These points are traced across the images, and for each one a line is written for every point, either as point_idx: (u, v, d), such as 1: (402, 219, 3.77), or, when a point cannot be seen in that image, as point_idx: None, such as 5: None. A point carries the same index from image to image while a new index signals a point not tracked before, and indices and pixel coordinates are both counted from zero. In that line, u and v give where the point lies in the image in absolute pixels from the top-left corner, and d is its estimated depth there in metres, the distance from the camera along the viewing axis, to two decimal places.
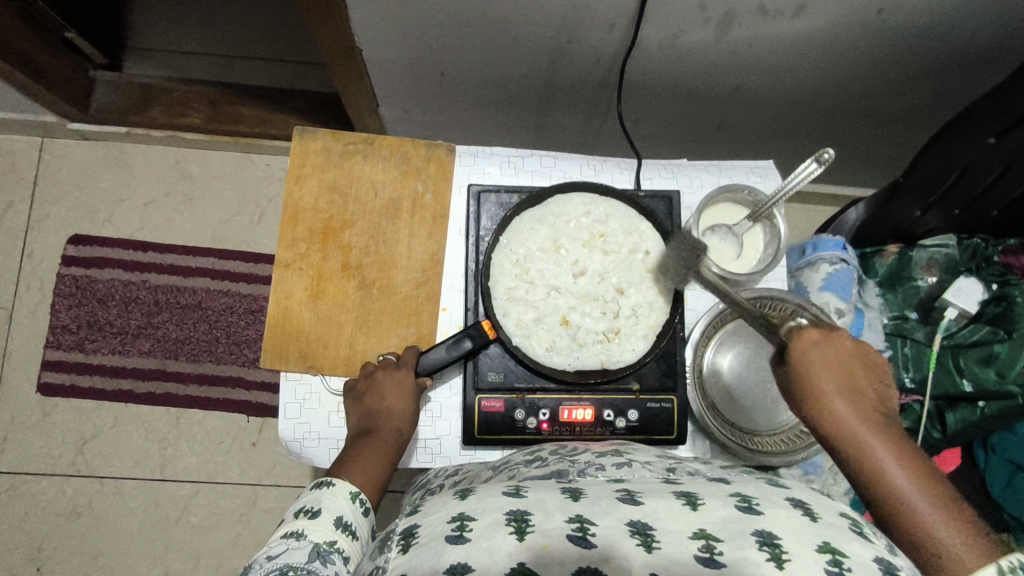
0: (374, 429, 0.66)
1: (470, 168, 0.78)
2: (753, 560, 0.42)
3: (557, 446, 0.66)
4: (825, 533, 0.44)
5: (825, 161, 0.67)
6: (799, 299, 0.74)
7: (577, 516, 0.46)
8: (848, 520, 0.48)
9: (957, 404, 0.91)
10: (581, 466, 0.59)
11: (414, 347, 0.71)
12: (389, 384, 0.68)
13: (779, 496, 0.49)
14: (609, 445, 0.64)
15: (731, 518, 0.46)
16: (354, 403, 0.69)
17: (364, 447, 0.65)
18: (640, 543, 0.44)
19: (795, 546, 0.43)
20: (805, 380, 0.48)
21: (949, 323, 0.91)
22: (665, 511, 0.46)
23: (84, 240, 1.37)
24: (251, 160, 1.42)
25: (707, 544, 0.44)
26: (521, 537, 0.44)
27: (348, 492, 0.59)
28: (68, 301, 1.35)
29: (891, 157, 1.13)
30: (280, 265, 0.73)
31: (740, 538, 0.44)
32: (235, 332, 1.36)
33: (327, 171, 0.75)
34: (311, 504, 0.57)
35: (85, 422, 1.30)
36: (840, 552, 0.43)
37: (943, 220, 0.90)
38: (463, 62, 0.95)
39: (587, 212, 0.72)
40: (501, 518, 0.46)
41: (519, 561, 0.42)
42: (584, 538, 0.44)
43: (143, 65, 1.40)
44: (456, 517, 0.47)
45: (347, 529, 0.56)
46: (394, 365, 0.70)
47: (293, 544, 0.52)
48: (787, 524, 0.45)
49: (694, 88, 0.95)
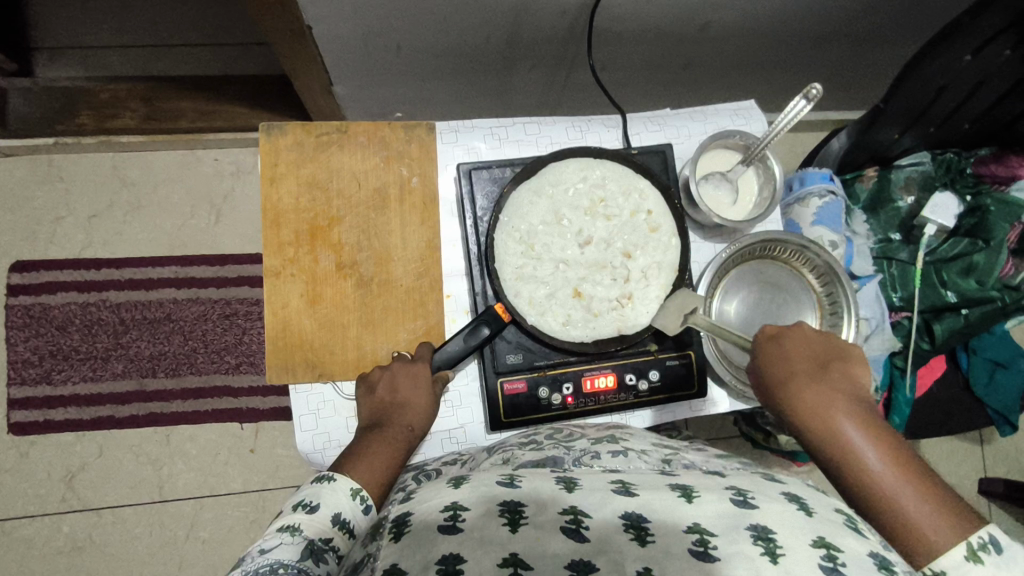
0: (386, 423, 0.63)
1: (454, 144, 0.74)
2: (748, 555, 0.41)
3: (552, 432, 0.66)
4: (820, 528, 0.44)
5: (813, 97, 0.67)
6: (803, 239, 0.74)
7: (571, 508, 0.46)
8: (843, 516, 0.48)
9: (943, 315, 0.94)
10: (576, 454, 0.59)
11: (427, 342, 0.69)
12: (403, 377, 0.66)
13: (773, 490, 0.49)
14: (605, 432, 0.65)
15: (725, 510, 0.45)
16: (365, 396, 0.67)
17: (372, 441, 0.62)
18: (633, 537, 0.43)
19: (789, 539, 0.43)
20: (778, 375, 0.61)
21: (929, 240, 0.95)
22: (659, 504, 0.46)
23: (28, 265, 1.27)
24: (196, 157, 1.33)
25: (701, 539, 0.43)
26: (514, 529, 0.43)
27: (348, 489, 0.57)
28: (24, 333, 1.26)
29: (855, 80, 1.13)
30: (270, 274, 0.69)
31: (735, 531, 0.43)
32: (211, 340, 1.29)
33: (303, 167, 0.71)
34: (310, 498, 0.55)
35: (69, 455, 1.24)
36: (834, 546, 0.43)
37: (918, 139, 0.91)
38: (420, 29, 0.89)
39: (584, 177, 0.70)
40: (495, 509, 0.45)
41: (510, 552, 0.41)
42: (577, 531, 0.44)
43: (59, 68, 1.28)
44: (449, 506, 0.46)
45: (345, 526, 0.54)
46: (410, 360, 0.68)
47: (288, 539, 0.51)
48: (783, 518, 0.44)
49: (663, 32, 0.92)
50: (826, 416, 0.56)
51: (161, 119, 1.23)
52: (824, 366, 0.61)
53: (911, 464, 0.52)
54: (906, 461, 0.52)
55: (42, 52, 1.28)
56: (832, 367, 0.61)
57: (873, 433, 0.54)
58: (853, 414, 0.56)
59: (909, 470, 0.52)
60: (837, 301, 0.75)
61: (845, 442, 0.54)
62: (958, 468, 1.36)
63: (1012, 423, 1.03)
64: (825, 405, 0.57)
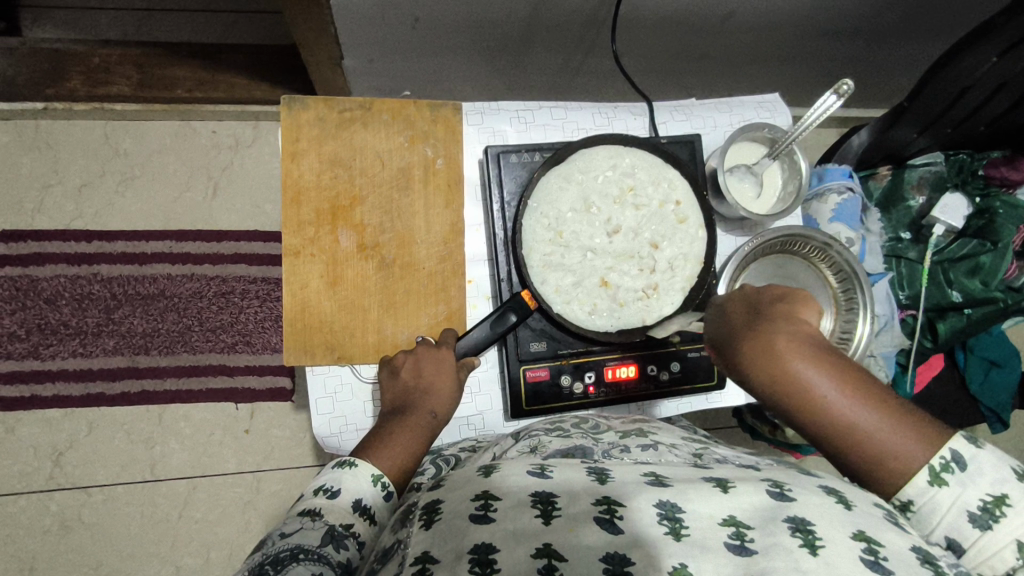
0: (410, 408, 0.62)
1: (479, 127, 0.73)
2: (786, 547, 0.40)
3: (579, 420, 0.66)
4: (860, 521, 0.43)
5: (844, 93, 0.66)
6: (826, 236, 0.75)
7: (604, 498, 0.45)
8: (883, 510, 0.46)
9: (946, 314, 0.96)
10: (604, 445, 0.59)
11: (450, 329, 0.68)
12: (429, 362, 0.65)
13: (811, 483, 0.47)
14: (632, 425, 0.65)
15: (761, 503, 0.44)
16: (388, 379, 0.65)
17: (396, 428, 0.60)
18: (669, 530, 0.42)
19: (829, 532, 0.42)
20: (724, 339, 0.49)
21: (938, 240, 0.96)
22: (695, 495, 0.45)
23: (15, 235, 1.22)
24: (192, 128, 1.29)
25: (737, 532, 0.42)
26: (548, 520, 0.43)
27: (370, 475, 0.56)
28: (9, 305, 1.21)
29: (867, 78, 1.14)
30: (290, 253, 0.67)
31: (773, 524, 0.42)
32: (206, 318, 1.26)
33: (325, 143, 0.68)
34: (330, 483, 0.55)
35: (57, 432, 1.21)
36: (875, 540, 0.42)
37: (934, 139, 0.91)
38: (438, 4, 0.86)
39: (614, 164, 0.69)
40: (526, 499, 0.45)
41: (545, 542, 0.42)
42: (612, 521, 0.43)
43: (49, 30, 1.22)
44: (480, 496, 0.45)
45: (366, 513, 0.54)
46: (434, 345, 0.67)
47: (309, 524, 0.51)
48: (822, 511, 0.43)
49: (684, 19, 0.91)
50: (779, 362, 0.45)
51: (158, 87, 1.18)
52: (763, 302, 0.49)
53: (866, 394, 0.45)
54: (863, 391, 0.45)
55: (29, 11, 1.22)
56: (777, 307, 0.48)
57: (831, 371, 0.45)
58: (810, 354, 0.45)
59: (864, 398, 0.45)
60: (853, 298, 0.76)
61: (805, 388, 0.44)
62: None
63: (1003, 420, 1.05)
64: (780, 357, 0.45)
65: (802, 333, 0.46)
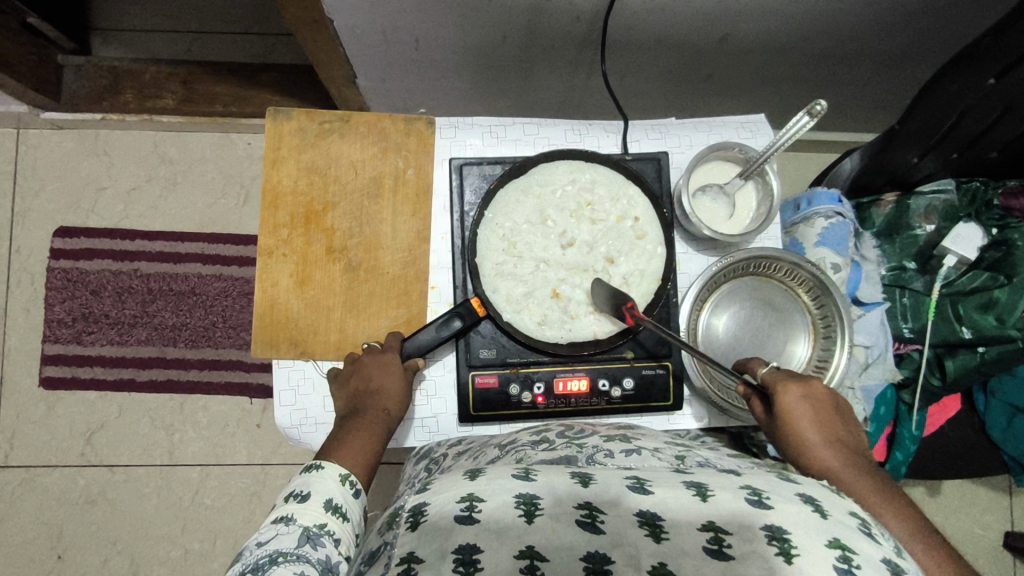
0: (362, 409, 0.65)
1: (451, 140, 0.76)
2: (762, 555, 0.41)
3: (563, 428, 0.67)
4: (836, 530, 0.43)
5: (816, 114, 0.62)
6: (795, 257, 0.72)
7: (586, 503, 0.45)
8: (858, 519, 0.46)
9: (957, 352, 0.89)
10: (588, 452, 0.59)
11: (397, 333, 0.70)
12: (376, 368, 0.67)
13: (789, 490, 0.47)
14: (617, 431, 0.65)
15: (741, 509, 0.44)
16: (339, 388, 0.68)
17: (350, 428, 0.64)
18: (649, 533, 0.43)
19: (805, 540, 0.42)
20: None
21: (948, 272, 0.90)
22: (676, 504, 0.45)
23: (70, 231, 1.35)
24: (231, 140, 1.38)
25: (715, 537, 0.43)
26: (530, 520, 0.44)
27: (337, 475, 0.59)
28: (60, 294, 1.34)
29: (889, 100, 1.09)
30: (264, 252, 0.72)
31: (749, 530, 0.42)
32: (230, 316, 1.35)
33: (304, 152, 0.73)
34: (300, 488, 0.58)
35: (91, 413, 1.32)
36: (851, 548, 0.42)
37: (941, 164, 0.87)
38: (436, 27, 0.89)
39: (573, 179, 0.71)
40: (510, 500, 0.45)
41: (528, 544, 0.42)
42: (593, 524, 0.43)
43: (111, 49, 1.36)
44: (466, 497, 0.46)
45: (338, 511, 0.57)
46: (380, 350, 0.69)
47: (283, 529, 0.53)
48: (799, 519, 0.43)
49: (680, 41, 0.90)
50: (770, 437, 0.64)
51: (199, 102, 1.29)
52: None
53: (870, 470, 0.58)
54: (868, 468, 0.58)
55: (98, 33, 1.35)
56: None
57: (837, 435, 0.60)
58: (822, 416, 0.61)
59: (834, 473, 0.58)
60: (832, 327, 0.73)
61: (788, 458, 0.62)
62: (981, 517, 1.28)
63: None
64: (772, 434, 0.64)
65: (831, 403, 0.62)
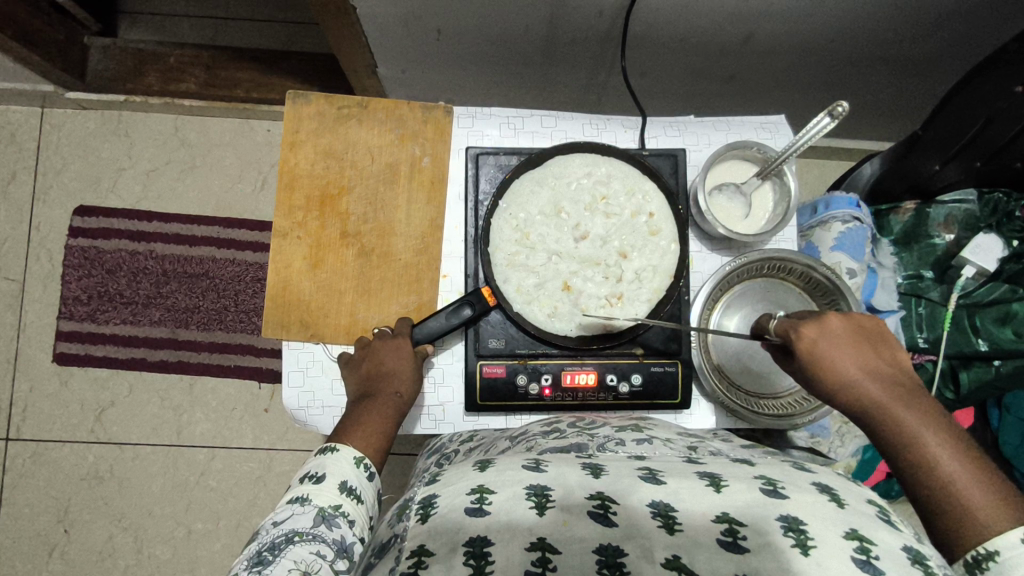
0: (376, 391, 0.65)
1: (469, 130, 0.76)
2: (778, 547, 0.41)
3: (576, 419, 0.66)
4: (853, 520, 0.43)
5: (838, 115, 0.60)
6: (808, 259, 0.72)
7: (598, 494, 0.45)
8: (877, 507, 0.46)
9: (971, 364, 0.89)
10: (600, 440, 0.59)
11: (408, 318, 0.71)
12: (387, 352, 0.67)
13: (805, 480, 0.47)
14: (630, 421, 0.64)
15: (756, 499, 0.44)
16: (351, 372, 0.68)
17: (365, 411, 0.64)
18: (662, 524, 0.43)
19: (821, 531, 0.42)
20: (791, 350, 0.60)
21: (966, 282, 0.89)
22: (689, 493, 0.45)
23: (90, 210, 1.37)
24: (251, 126, 1.40)
25: (729, 529, 0.42)
26: (542, 512, 0.43)
27: (352, 457, 0.60)
28: (77, 272, 1.36)
29: (914, 106, 1.08)
30: (279, 234, 0.73)
31: (764, 523, 0.42)
32: (243, 300, 1.36)
33: (322, 136, 0.74)
34: (315, 469, 0.58)
35: (103, 390, 1.33)
36: (868, 539, 0.41)
37: (963, 173, 0.86)
38: (459, 18, 0.89)
39: (589, 172, 0.71)
40: (521, 492, 0.45)
41: (539, 536, 0.42)
42: (605, 516, 0.43)
43: (136, 31, 1.37)
44: (475, 489, 0.45)
45: (352, 493, 0.57)
46: (391, 335, 0.69)
47: (299, 509, 0.54)
48: (816, 510, 0.43)
49: (702, 40, 0.90)
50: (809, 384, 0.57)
51: (222, 87, 1.31)
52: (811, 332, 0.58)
53: (913, 396, 0.53)
54: (911, 396, 0.53)
55: (125, 16, 1.36)
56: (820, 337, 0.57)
57: (870, 370, 0.55)
58: (850, 353, 0.55)
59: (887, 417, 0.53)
60: None
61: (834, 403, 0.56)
62: None
63: None
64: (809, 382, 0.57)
65: (857, 331, 0.57)
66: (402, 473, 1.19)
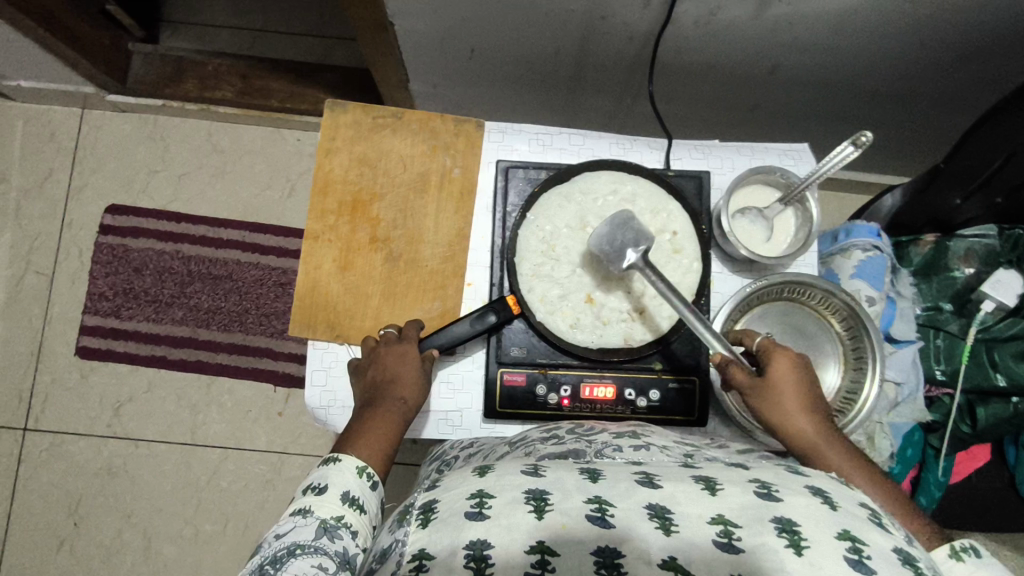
0: (380, 397, 0.66)
1: (499, 144, 0.78)
2: (773, 547, 0.41)
3: (573, 425, 0.66)
4: (845, 522, 0.43)
5: (861, 145, 0.62)
6: (829, 284, 0.72)
7: (595, 496, 0.45)
8: (868, 511, 0.46)
9: (989, 399, 0.88)
10: (598, 446, 0.59)
11: (415, 322, 0.72)
12: (392, 358, 0.68)
13: (798, 484, 0.47)
14: (626, 427, 0.64)
15: (750, 501, 0.44)
16: (358, 380, 0.69)
17: (370, 418, 0.64)
18: (658, 526, 0.43)
19: (814, 532, 0.42)
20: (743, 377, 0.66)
21: (984, 316, 0.88)
22: (685, 496, 0.45)
23: (121, 209, 1.41)
24: (281, 135, 1.43)
25: (725, 530, 0.42)
26: (540, 516, 0.43)
27: (354, 466, 0.60)
28: (105, 269, 1.39)
29: (935, 141, 1.09)
30: (310, 236, 0.75)
31: (760, 523, 0.42)
32: (264, 304, 1.38)
33: (357, 144, 0.77)
34: (318, 480, 0.58)
35: (122, 386, 1.35)
36: (860, 540, 0.42)
37: (985, 208, 0.86)
38: (492, 38, 0.92)
39: (616, 190, 0.73)
40: (519, 496, 0.45)
41: (538, 539, 0.42)
42: (603, 518, 0.43)
43: (177, 39, 1.41)
44: (476, 494, 0.46)
45: (354, 503, 0.57)
46: (396, 340, 0.70)
47: (301, 521, 0.54)
48: (809, 512, 0.43)
49: (730, 68, 0.92)
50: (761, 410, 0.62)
51: (256, 96, 1.35)
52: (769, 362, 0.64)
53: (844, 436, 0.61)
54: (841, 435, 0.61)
55: (168, 25, 1.41)
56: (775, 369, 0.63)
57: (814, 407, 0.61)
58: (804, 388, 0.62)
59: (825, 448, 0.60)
60: (863, 355, 0.73)
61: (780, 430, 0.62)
62: None
63: None
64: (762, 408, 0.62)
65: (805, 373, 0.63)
66: (412, 483, 1.20)
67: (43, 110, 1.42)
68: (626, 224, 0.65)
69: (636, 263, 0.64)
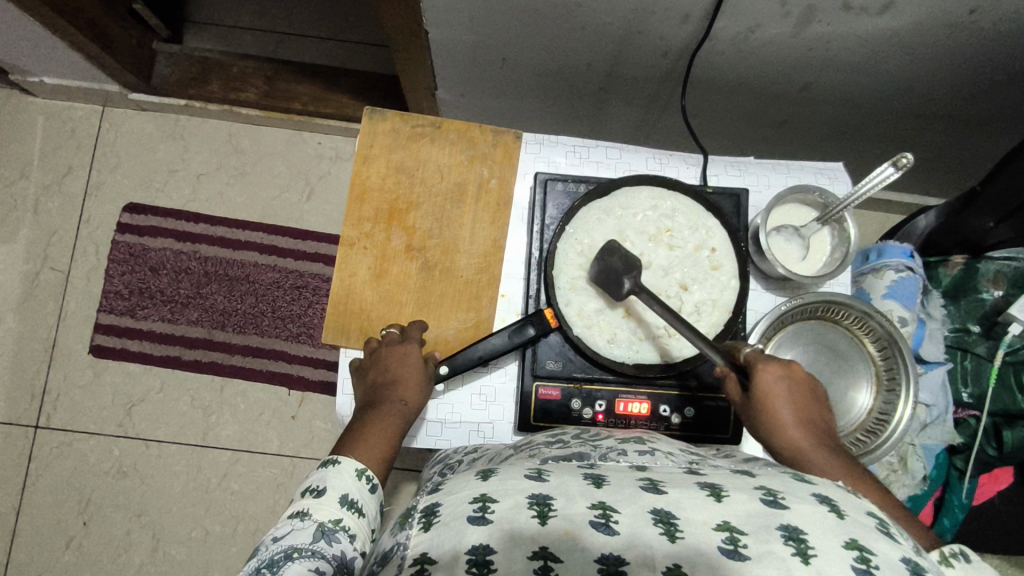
0: (381, 401, 0.65)
1: (536, 155, 0.78)
2: (779, 555, 0.38)
3: (580, 431, 0.64)
4: (853, 530, 0.41)
5: (903, 166, 0.62)
6: (867, 306, 0.72)
7: (600, 502, 0.43)
8: (875, 519, 0.44)
9: (1015, 422, 0.88)
10: (603, 451, 0.56)
11: (419, 322, 0.72)
12: (393, 360, 0.68)
13: (804, 491, 0.45)
14: (633, 434, 0.61)
15: (756, 509, 0.42)
16: (359, 380, 0.69)
17: (369, 422, 0.64)
18: (663, 532, 0.40)
19: (821, 541, 0.40)
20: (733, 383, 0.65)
21: (1012, 339, 0.87)
22: (690, 503, 0.42)
23: (139, 207, 1.40)
24: (302, 138, 1.43)
25: (730, 537, 0.40)
26: (543, 521, 0.41)
27: (354, 470, 0.60)
28: (121, 267, 1.39)
29: (960, 162, 1.09)
30: (346, 243, 0.75)
31: (766, 531, 0.40)
32: (280, 307, 1.38)
33: (395, 152, 0.76)
34: (317, 483, 0.58)
35: (134, 385, 1.35)
36: (867, 549, 0.40)
37: (1015, 233, 0.86)
38: (526, 49, 0.92)
39: (655, 206, 0.73)
40: (523, 501, 0.43)
41: (541, 545, 0.40)
42: (607, 525, 0.41)
43: (200, 40, 1.41)
44: (479, 498, 0.44)
45: (353, 507, 0.57)
46: (397, 341, 0.70)
47: (298, 524, 0.54)
48: (816, 519, 0.41)
49: (763, 85, 0.92)
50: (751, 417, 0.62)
51: (279, 98, 1.35)
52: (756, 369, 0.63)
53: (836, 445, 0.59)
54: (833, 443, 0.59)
55: (192, 25, 1.41)
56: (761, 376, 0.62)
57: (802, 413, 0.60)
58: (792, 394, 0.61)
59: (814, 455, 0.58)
60: (896, 377, 0.73)
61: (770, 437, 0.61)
62: None
63: None
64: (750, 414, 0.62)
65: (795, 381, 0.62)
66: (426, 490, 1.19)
67: (64, 107, 1.42)
68: (612, 253, 0.67)
69: (631, 287, 0.65)
